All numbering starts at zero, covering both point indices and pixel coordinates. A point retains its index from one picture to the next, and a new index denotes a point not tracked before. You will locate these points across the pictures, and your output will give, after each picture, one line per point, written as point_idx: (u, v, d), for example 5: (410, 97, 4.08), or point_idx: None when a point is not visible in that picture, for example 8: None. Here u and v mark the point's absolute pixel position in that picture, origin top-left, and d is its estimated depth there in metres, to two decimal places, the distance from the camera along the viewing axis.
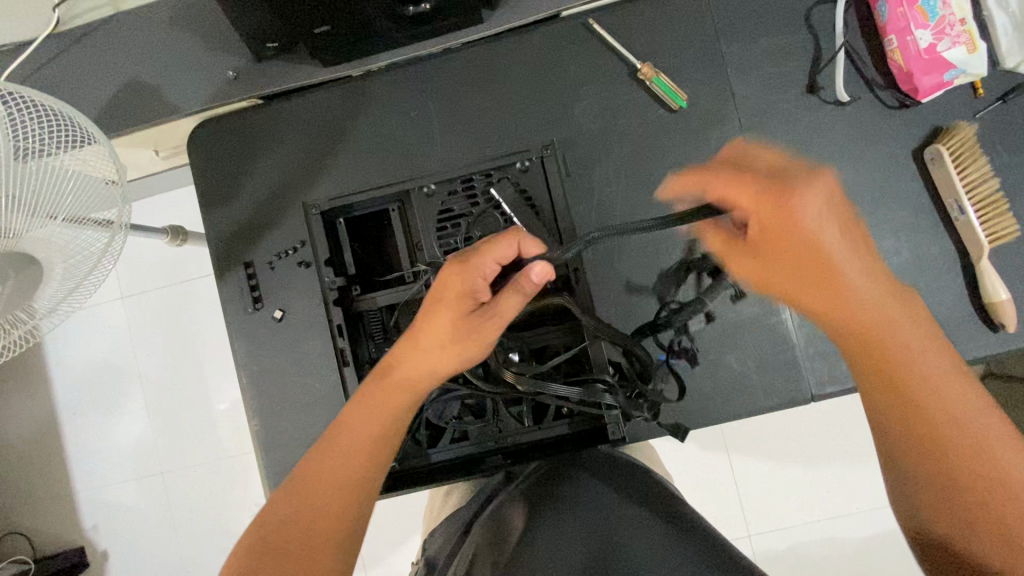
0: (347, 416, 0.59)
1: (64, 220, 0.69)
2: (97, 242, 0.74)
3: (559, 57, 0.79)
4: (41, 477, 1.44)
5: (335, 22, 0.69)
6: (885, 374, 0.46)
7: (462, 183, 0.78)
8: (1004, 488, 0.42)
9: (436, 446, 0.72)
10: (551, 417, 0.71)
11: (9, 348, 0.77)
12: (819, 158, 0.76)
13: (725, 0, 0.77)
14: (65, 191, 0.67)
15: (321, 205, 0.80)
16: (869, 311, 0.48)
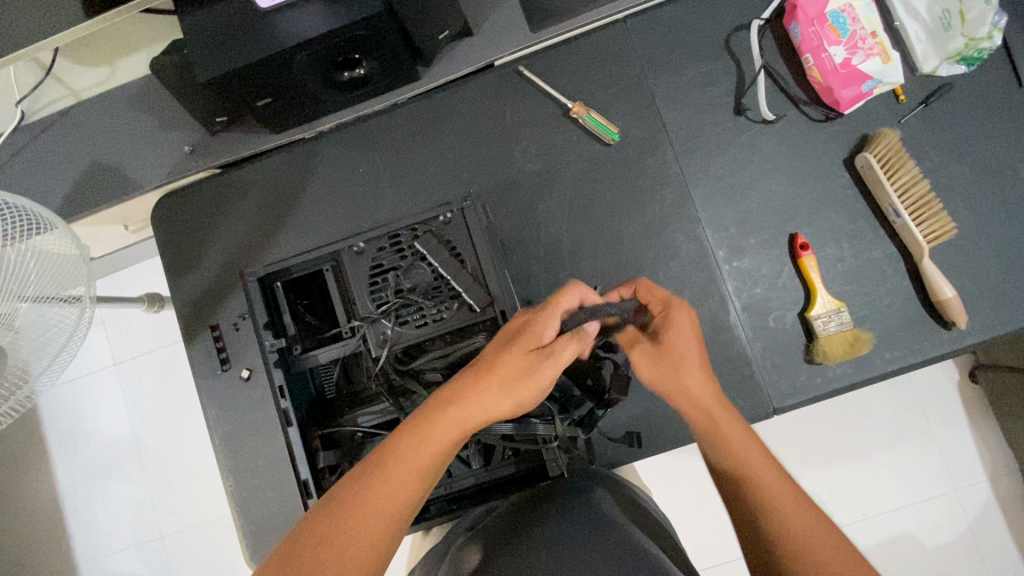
0: (368, 474, 0.53)
1: (33, 299, 0.72)
2: (68, 318, 0.77)
3: (496, 104, 0.82)
4: (41, 552, 1.44)
5: (273, 94, 0.73)
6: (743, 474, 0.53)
7: (391, 237, 0.72)
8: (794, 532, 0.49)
9: None
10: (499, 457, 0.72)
11: None
12: (753, 175, 0.78)
13: (647, 36, 0.81)
14: (31, 270, 0.72)
15: (257, 270, 0.74)
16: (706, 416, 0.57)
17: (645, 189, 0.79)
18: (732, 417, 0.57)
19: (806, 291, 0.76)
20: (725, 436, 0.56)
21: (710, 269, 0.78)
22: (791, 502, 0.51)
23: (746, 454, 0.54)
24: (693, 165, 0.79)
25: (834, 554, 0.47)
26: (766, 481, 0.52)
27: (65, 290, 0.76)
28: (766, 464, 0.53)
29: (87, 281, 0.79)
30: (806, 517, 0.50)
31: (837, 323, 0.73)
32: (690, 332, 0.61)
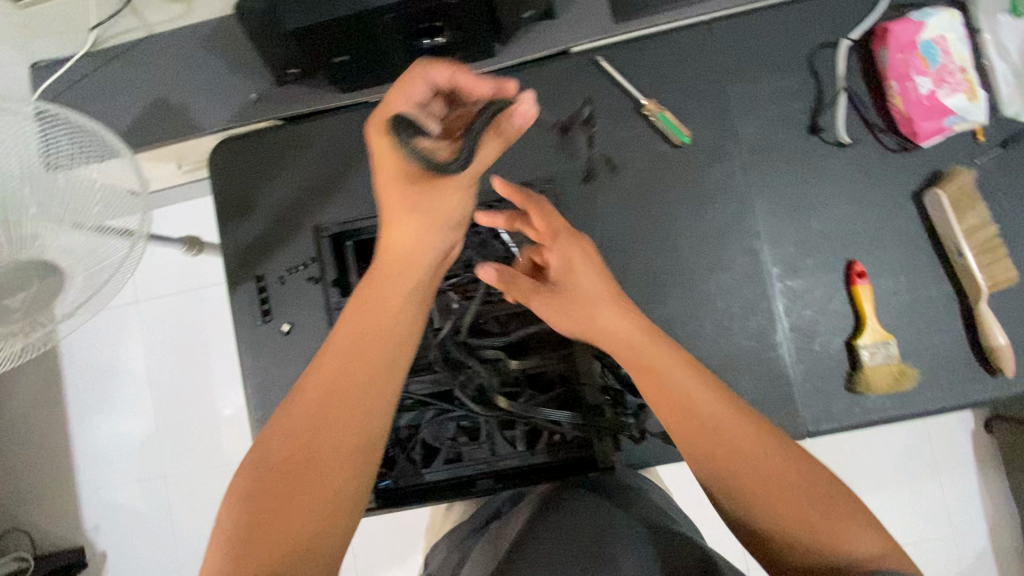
0: (296, 418, 0.49)
1: (88, 227, 0.68)
2: (117, 252, 0.71)
3: (567, 91, 0.81)
4: (46, 475, 1.47)
5: (352, 51, 0.72)
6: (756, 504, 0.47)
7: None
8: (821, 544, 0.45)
9: (430, 466, 0.72)
10: (543, 443, 0.71)
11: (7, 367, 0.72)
12: (818, 196, 0.78)
13: (732, 41, 0.79)
14: (89, 197, 0.68)
15: (330, 227, 0.84)
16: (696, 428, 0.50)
17: (707, 196, 0.79)
18: (663, 373, 0.51)
19: (856, 319, 0.76)
20: (709, 443, 0.49)
21: (763, 285, 0.77)
22: (780, 492, 0.47)
23: (737, 453, 0.48)
24: (759, 179, 0.78)
25: (825, 526, 0.46)
26: (756, 476, 0.47)
27: (118, 222, 0.71)
28: (757, 453, 0.48)
29: (140, 214, 0.74)
30: (792, 508, 0.46)
31: (884, 355, 0.73)
32: (588, 261, 0.58)
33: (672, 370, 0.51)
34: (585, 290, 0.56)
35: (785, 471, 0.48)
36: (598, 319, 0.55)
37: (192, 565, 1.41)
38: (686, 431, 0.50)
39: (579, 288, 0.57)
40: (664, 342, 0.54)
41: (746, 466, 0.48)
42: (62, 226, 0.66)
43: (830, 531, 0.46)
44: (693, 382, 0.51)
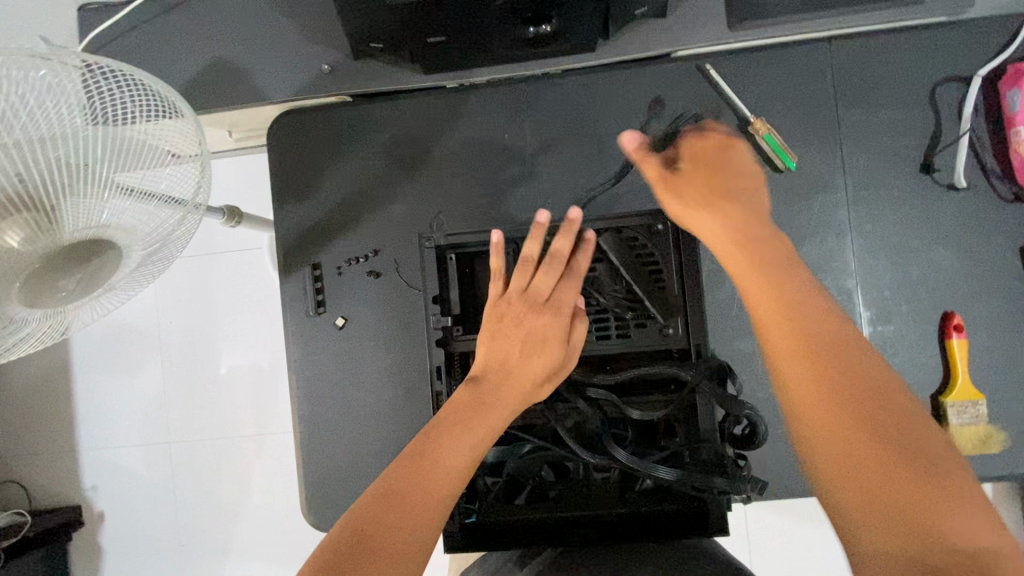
0: (412, 457, 0.54)
1: (137, 194, 0.59)
2: (169, 221, 0.64)
3: (666, 98, 0.75)
4: (47, 431, 1.42)
5: (449, 33, 0.66)
6: (873, 447, 0.44)
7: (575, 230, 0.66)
8: (936, 517, 0.41)
9: (513, 503, 0.60)
10: (638, 490, 0.60)
11: (36, 343, 0.65)
12: (923, 240, 0.73)
13: (851, 64, 0.74)
14: (140, 161, 0.58)
15: (437, 238, 0.66)
16: (824, 351, 0.49)
17: (805, 228, 0.74)
18: (780, 278, 0.53)
19: (944, 373, 0.72)
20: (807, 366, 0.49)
21: (852, 328, 0.73)
22: (873, 429, 0.45)
23: (841, 380, 0.47)
24: (862, 215, 0.74)
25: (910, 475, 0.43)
26: (850, 406, 0.46)
27: (172, 190, 0.64)
28: (857, 378, 0.47)
29: (195, 179, 0.66)
30: (875, 447, 0.44)
31: (973, 415, 0.70)
32: (738, 157, 0.64)
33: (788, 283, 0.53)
34: (703, 210, 0.59)
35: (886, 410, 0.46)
36: (693, 221, 0.60)
37: (191, 537, 1.38)
38: (815, 353, 0.49)
39: (730, 187, 0.61)
40: (799, 274, 0.54)
41: (847, 393, 0.46)
42: (115, 193, 0.57)
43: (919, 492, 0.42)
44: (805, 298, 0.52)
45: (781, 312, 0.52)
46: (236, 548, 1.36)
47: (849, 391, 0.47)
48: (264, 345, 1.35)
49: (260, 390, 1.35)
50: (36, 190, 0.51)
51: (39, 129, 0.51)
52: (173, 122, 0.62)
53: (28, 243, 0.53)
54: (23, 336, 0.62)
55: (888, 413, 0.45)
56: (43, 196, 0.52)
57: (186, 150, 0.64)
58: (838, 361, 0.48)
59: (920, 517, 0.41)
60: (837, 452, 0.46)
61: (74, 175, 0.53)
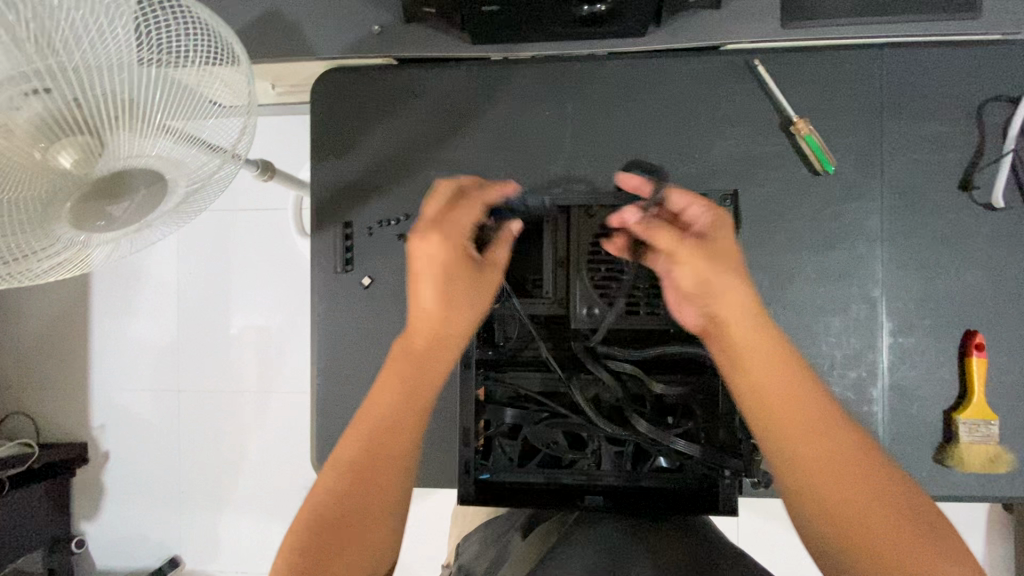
0: (347, 483, 0.48)
1: (180, 136, 0.60)
2: (207, 167, 0.66)
3: (711, 91, 0.75)
4: (60, 367, 1.44)
5: (504, 3, 0.66)
6: (825, 488, 0.45)
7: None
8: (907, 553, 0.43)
9: (527, 466, 0.62)
10: (650, 468, 0.61)
11: (67, 269, 0.65)
12: (955, 256, 0.73)
13: (901, 73, 0.73)
14: (185, 106, 0.59)
15: None
16: (785, 406, 0.47)
17: (837, 233, 0.74)
18: (775, 353, 0.48)
19: (960, 391, 0.73)
20: (782, 400, 0.47)
21: (873, 337, 0.73)
22: (838, 477, 0.45)
23: (802, 417, 0.46)
24: (896, 226, 0.74)
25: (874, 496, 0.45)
26: (811, 443, 0.46)
27: (214, 138, 0.65)
28: (810, 411, 0.46)
29: (239, 129, 0.67)
30: (852, 486, 0.44)
31: (985, 434, 0.70)
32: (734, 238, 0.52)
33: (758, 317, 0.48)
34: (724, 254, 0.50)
35: (845, 444, 0.46)
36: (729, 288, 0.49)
37: (191, 484, 1.41)
38: (782, 394, 0.47)
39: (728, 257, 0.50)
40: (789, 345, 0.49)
41: (805, 432, 0.46)
42: (160, 132, 0.58)
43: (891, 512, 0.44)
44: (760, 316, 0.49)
45: (775, 391, 0.47)
46: (234, 500, 1.39)
47: (798, 429, 0.46)
48: (279, 304, 1.36)
49: (270, 346, 1.37)
50: (82, 125, 0.53)
51: (94, 62, 0.51)
52: (225, 69, 0.63)
53: (79, 166, 0.54)
54: (58, 262, 0.63)
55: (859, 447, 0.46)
56: (93, 123, 0.53)
57: (233, 102, 0.66)
58: (792, 399, 0.47)
59: (882, 537, 0.43)
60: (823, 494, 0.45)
61: (122, 107, 0.54)
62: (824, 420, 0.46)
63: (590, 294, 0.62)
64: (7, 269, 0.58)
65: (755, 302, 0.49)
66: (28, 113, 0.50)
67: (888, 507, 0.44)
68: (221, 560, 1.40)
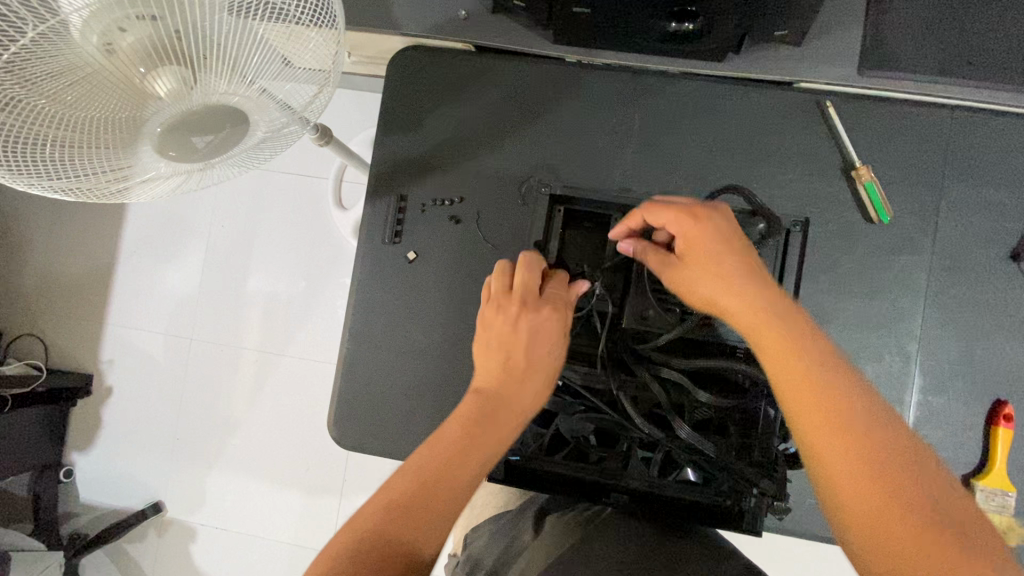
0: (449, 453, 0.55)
1: (261, 89, 0.62)
2: (278, 123, 0.67)
3: (778, 125, 0.77)
4: (80, 297, 1.46)
5: (595, 8, 0.68)
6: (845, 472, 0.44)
7: None
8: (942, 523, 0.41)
9: (554, 456, 0.64)
10: (676, 478, 0.62)
11: (129, 194, 0.66)
12: (995, 324, 0.73)
13: (968, 137, 0.74)
14: (273, 61, 0.60)
15: (553, 185, 0.73)
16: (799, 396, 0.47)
17: (882, 282, 0.74)
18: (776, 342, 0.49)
19: (982, 458, 0.73)
20: (791, 380, 0.48)
21: (903, 391, 0.74)
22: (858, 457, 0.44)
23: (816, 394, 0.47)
24: (941, 285, 0.74)
25: (888, 475, 0.43)
26: (837, 432, 0.45)
27: (291, 98, 0.67)
28: (822, 392, 0.46)
29: (316, 92, 0.68)
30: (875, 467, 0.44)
31: (999, 504, 0.70)
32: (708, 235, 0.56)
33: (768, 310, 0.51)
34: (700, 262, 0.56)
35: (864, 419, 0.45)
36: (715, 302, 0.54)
37: (188, 432, 1.41)
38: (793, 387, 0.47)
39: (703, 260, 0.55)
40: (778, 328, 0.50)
41: (825, 420, 0.45)
42: (245, 83, 0.59)
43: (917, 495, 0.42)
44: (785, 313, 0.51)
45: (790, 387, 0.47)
46: (227, 454, 1.39)
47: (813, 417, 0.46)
48: (306, 269, 1.38)
49: (288, 308, 1.38)
50: (175, 60, 0.54)
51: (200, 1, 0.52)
52: (320, 33, 0.63)
53: (171, 96, 0.56)
54: (125, 188, 0.65)
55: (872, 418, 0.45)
56: (186, 59, 0.55)
57: (319, 64, 0.67)
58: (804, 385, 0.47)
59: (920, 521, 0.41)
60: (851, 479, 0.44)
61: (225, 50, 0.56)
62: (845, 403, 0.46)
63: (647, 294, 0.63)
64: (77, 182, 0.60)
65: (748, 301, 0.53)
66: (134, 36, 0.52)
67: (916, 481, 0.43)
68: (204, 513, 1.40)
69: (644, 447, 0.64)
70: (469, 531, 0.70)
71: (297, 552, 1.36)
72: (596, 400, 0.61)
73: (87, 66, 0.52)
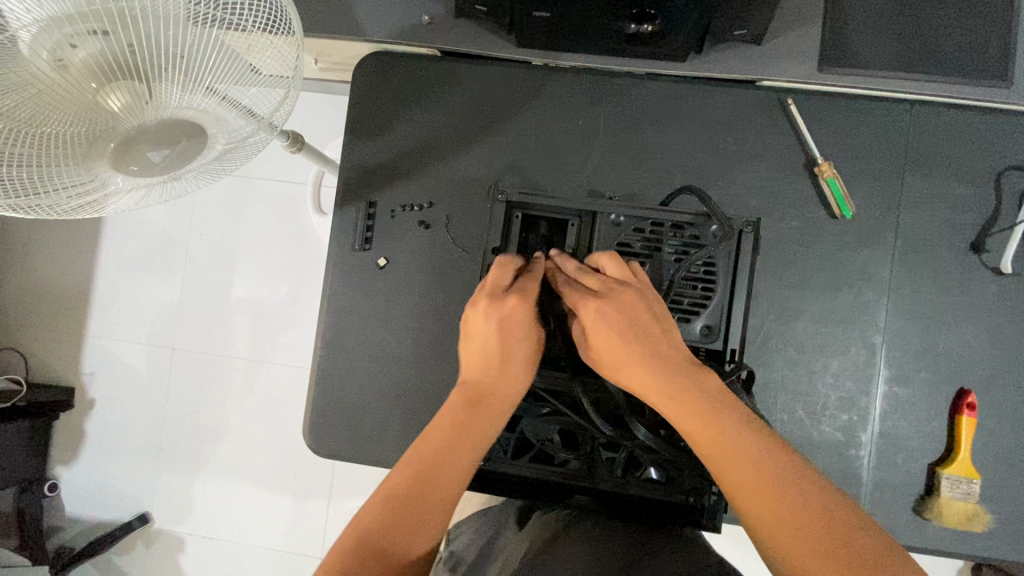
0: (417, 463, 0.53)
1: (223, 99, 0.61)
2: (246, 131, 0.66)
3: (741, 123, 0.77)
4: (58, 309, 1.45)
5: (555, 11, 0.68)
6: (748, 495, 0.45)
7: (654, 224, 0.67)
8: (820, 533, 0.42)
9: (519, 459, 0.65)
10: (640, 477, 0.63)
11: (94, 210, 0.66)
12: (957, 314, 0.75)
13: (927, 131, 0.75)
14: (233, 70, 0.60)
15: (509, 192, 0.69)
16: (705, 428, 0.49)
17: (846, 276, 0.76)
18: (663, 370, 0.52)
19: (947, 446, 0.74)
20: (690, 419, 0.49)
21: (869, 382, 0.75)
22: (765, 484, 0.45)
23: (735, 450, 0.47)
24: (904, 277, 0.75)
25: (778, 494, 0.44)
26: (711, 443, 0.48)
27: (255, 106, 0.66)
28: (706, 416, 0.49)
29: (281, 99, 0.67)
30: (745, 472, 0.46)
31: (964, 492, 0.71)
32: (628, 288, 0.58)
33: (673, 377, 0.51)
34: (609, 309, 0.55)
35: (764, 460, 0.46)
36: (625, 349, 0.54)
37: (172, 441, 1.41)
38: (677, 410, 0.50)
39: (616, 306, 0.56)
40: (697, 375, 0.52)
41: (728, 450, 0.47)
42: (205, 93, 0.59)
43: (797, 507, 0.44)
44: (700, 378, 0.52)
45: (683, 411, 0.50)
46: (213, 462, 1.39)
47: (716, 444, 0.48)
48: (285, 276, 1.37)
49: (268, 315, 1.38)
50: (131, 74, 0.54)
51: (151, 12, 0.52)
52: (278, 40, 0.64)
53: (127, 111, 0.56)
54: (85, 203, 0.64)
55: (781, 451, 0.47)
56: (143, 73, 0.55)
57: (281, 71, 0.66)
58: (704, 416, 0.49)
59: (805, 537, 0.42)
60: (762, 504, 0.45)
61: (179, 62, 0.56)
62: (753, 431, 0.48)
63: None
64: (34, 200, 0.59)
65: (662, 344, 0.54)
66: (86, 51, 0.52)
67: (790, 492, 0.44)
68: (191, 522, 1.40)
69: (609, 447, 0.65)
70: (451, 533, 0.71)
71: (286, 557, 1.36)
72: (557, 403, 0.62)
73: (38, 84, 0.52)
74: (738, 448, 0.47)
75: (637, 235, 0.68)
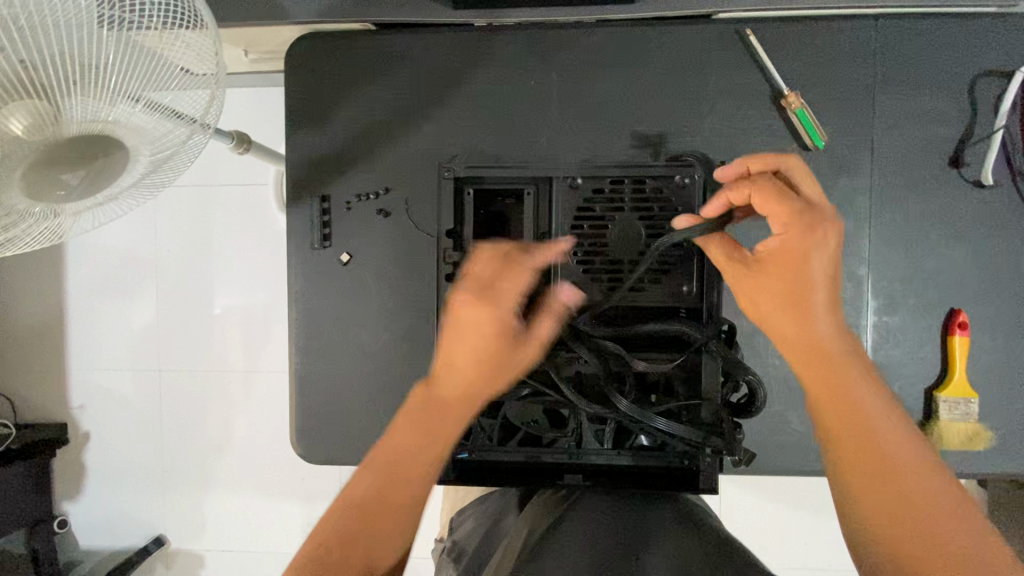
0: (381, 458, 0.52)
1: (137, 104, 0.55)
2: (174, 138, 0.60)
3: (701, 62, 0.73)
4: (33, 347, 1.41)
5: None
6: (862, 466, 0.47)
7: (613, 181, 0.64)
8: (929, 518, 0.44)
9: (506, 445, 0.64)
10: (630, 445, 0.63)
11: (28, 243, 0.62)
12: (942, 234, 0.72)
13: (895, 46, 0.71)
14: (140, 73, 0.54)
15: (456, 168, 0.65)
16: (830, 390, 0.50)
17: None
18: (824, 343, 0.52)
19: (941, 369, 0.73)
20: (822, 387, 0.51)
21: (859, 314, 0.73)
22: (878, 460, 0.47)
23: (857, 420, 0.49)
24: (885, 202, 0.72)
25: (897, 483, 0.46)
26: (848, 425, 0.49)
27: (180, 107, 0.60)
28: (842, 390, 0.50)
29: (209, 98, 0.61)
30: (874, 455, 0.47)
31: (963, 412, 0.71)
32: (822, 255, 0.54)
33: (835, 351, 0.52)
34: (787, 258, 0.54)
35: (886, 437, 0.48)
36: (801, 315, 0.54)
37: (172, 463, 1.39)
38: (819, 380, 0.51)
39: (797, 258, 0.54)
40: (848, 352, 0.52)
41: (848, 415, 0.49)
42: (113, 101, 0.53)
43: (917, 497, 0.45)
44: (839, 349, 0.52)
45: (823, 377, 0.51)
46: (217, 478, 1.38)
47: (843, 413, 0.49)
48: (259, 283, 1.33)
49: (248, 325, 1.34)
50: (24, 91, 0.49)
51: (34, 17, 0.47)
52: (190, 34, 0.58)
53: (30, 132, 0.51)
54: (14, 236, 0.60)
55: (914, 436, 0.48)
56: (37, 87, 0.49)
57: (202, 69, 0.60)
58: (842, 386, 0.50)
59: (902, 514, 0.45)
60: (870, 467, 0.47)
61: (76, 70, 0.50)
62: (888, 407, 0.49)
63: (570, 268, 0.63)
64: None
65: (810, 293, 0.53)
66: None
67: (924, 486, 0.45)
68: (206, 538, 1.39)
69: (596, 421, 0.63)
70: (454, 522, 0.70)
71: None
72: (536, 384, 0.61)
73: None
74: (901, 447, 0.47)
75: (597, 195, 0.65)
